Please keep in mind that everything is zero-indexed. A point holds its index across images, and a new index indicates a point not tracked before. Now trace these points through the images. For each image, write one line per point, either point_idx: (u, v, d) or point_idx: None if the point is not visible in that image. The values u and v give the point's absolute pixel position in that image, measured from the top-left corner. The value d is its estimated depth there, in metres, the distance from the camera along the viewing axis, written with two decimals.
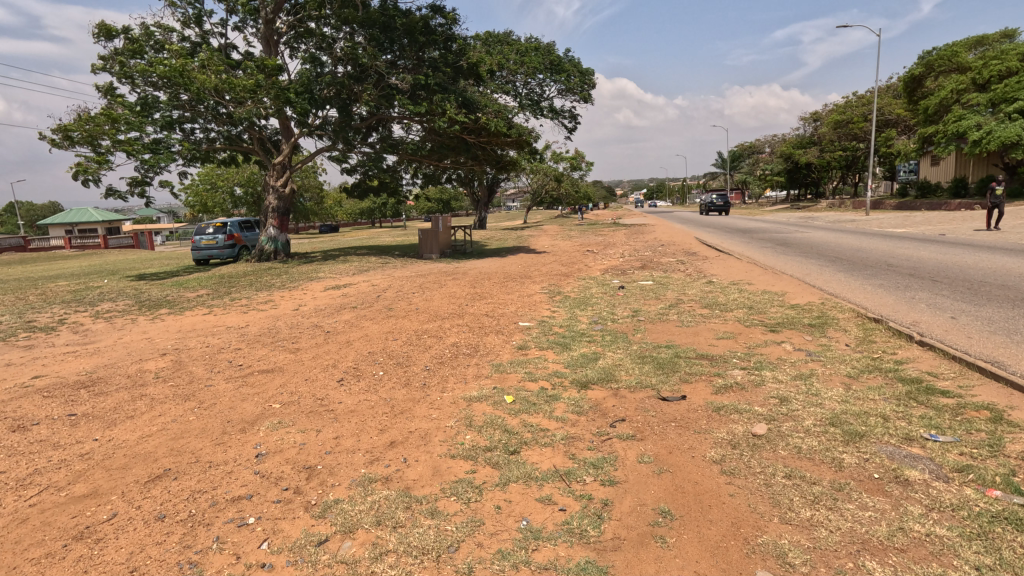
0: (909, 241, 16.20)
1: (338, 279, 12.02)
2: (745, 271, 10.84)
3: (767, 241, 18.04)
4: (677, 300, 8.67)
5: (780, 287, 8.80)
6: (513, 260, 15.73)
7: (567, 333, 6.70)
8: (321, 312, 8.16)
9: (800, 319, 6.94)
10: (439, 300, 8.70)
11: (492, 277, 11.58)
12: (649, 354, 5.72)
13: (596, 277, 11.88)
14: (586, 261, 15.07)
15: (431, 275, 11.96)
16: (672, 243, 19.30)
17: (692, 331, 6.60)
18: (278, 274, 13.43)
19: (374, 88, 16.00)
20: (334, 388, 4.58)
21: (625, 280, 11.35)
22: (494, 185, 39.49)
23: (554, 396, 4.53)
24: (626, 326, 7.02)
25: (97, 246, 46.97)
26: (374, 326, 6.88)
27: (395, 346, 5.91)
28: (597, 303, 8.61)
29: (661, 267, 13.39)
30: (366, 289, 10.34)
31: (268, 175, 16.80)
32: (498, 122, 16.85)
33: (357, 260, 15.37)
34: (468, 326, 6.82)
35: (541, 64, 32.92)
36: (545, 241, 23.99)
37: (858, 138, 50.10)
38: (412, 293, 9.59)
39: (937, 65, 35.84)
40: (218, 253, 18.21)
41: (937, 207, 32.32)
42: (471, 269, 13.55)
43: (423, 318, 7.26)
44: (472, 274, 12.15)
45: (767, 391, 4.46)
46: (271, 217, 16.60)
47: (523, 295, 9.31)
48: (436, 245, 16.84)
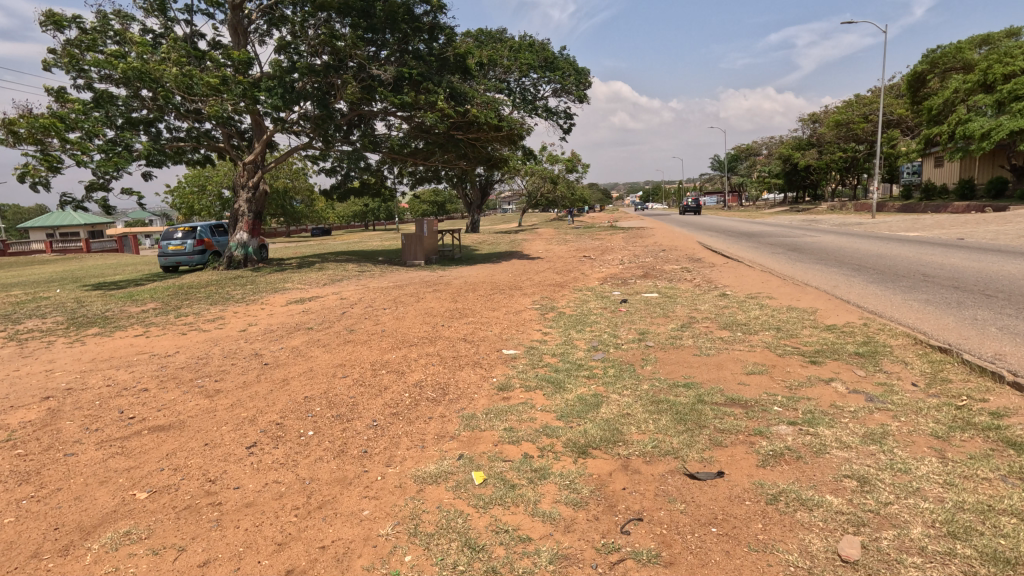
0: (930, 245, 15.08)
1: (306, 290, 10.76)
2: (761, 283, 9.63)
3: (776, 246, 16.89)
4: (690, 318, 7.45)
5: (808, 303, 7.60)
6: (503, 267, 14.50)
7: (560, 365, 5.46)
8: (271, 334, 6.91)
9: (843, 346, 5.72)
10: (412, 319, 7.45)
11: (478, 288, 10.35)
12: (664, 398, 4.49)
13: (594, 288, 10.67)
14: (583, 269, 13.86)
15: (410, 286, 10.73)
16: (674, 249, 18.12)
17: (714, 363, 5.38)
18: (243, 284, 12.18)
19: (353, 82, 14.54)
20: (236, 462, 3.30)
21: (626, 292, 10.13)
22: (487, 187, 38.24)
23: (541, 473, 3.27)
24: (632, 354, 5.79)
25: (78, 250, 45.37)
26: (324, 357, 5.60)
27: (342, 388, 4.64)
28: (596, 322, 7.39)
29: (665, 276, 12.19)
30: (332, 304, 9.08)
31: (239, 176, 15.52)
32: (487, 118, 15.63)
33: (333, 267, 14.11)
34: (439, 357, 5.55)
35: (534, 61, 31.74)
36: (539, 246, 22.78)
37: (859, 140, 49.13)
38: (383, 309, 8.35)
39: (942, 64, 34.84)
40: (187, 259, 16.93)
41: (944, 209, 31.26)
42: (456, 278, 12.32)
43: (386, 345, 6.00)
44: (455, 285, 10.91)
45: (835, 466, 3.22)
46: (241, 221, 15.30)
47: (510, 311, 8.08)
48: (420, 251, 15.62)
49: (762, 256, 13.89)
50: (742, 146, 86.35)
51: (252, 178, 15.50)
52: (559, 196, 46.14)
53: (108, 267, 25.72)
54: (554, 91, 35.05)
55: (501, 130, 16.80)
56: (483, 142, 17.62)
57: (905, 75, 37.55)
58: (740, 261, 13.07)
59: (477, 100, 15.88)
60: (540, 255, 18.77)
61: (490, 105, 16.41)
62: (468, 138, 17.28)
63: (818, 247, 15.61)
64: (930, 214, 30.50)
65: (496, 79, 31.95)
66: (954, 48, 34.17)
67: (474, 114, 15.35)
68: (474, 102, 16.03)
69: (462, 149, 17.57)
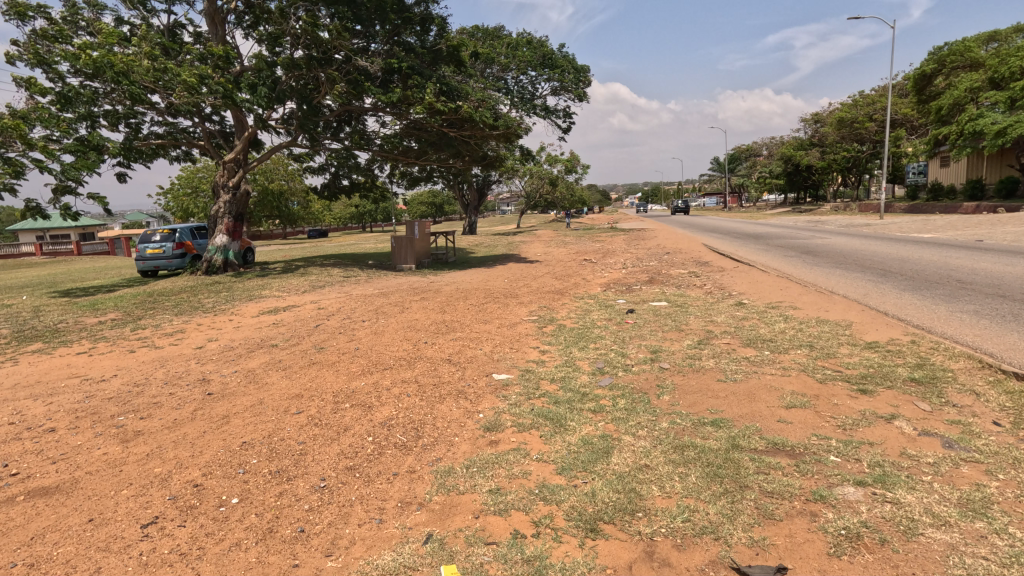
0: (950, 248, 14.26)
1: (284, 298, 9.92)
2: (781, 290, 8.79)
3: (788, 248, 16.05)
4: (707, 332, 6.61)
5: (839, 315, 6.76)
6: (499, 272, 13.67)
7: (562, 394, 4.60)
8: (230, 354, 6.03)
9: (894, 370, 4.87)
10: (394, 334, 6.59)
11: (470, 296, 9.51)
12: (690, 443, 3.61)
13: (597, 296, 9.82)
14: (584, 274, 13.02)
15: (397, 294, 9.88)
16: (680, 251, 17.30)
17: (745, 393, 4.50)
18: (218, 291, 11.34)
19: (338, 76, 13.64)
20: (118, 554, 2.41)
21: (632, 300, 9.30)
22: (484, 187, 37.40)
23: (536, 568, 2.39)
24: (646, 381, 4.93)
25: (70, 253, 44.53)
26: (282, 385, 4.72)
27: (291, 430, 3.75)
28: (602, 336, 6.53)
29: (673, 282, 11.35)
30: (309, 315, 8.23)
31: (219, 175, 14.64)
32: (482, 114, 14.77)
33: (317, 272, 13.27)
34: (418, 386, 4.67)
35: (532, 59, 30.90)
36: (537, 248, 21.97)
37: (863, 140, 48.37)
38: (363, 321, 7.50)
39: (950, 60, 34.02)
40: (166, 263, 16.09)
41: (953, 210, 30.47)
42: (448, 284, 11.48)
43: (358, 369, 5.12)
44: (447, 292, 10.07)
45: (937, 558, 2.35)
46: (221, 222, 14.38)
47: (505, 323, 7.23)
48: (412, 254, 14.76)
49: (775, 260, 13.07)
50: (743, 146, 85.64)
51: (233, 177, 14.62)
52: (558, 197, 45.31)
53: (91, 271, 24.86)
54: (553, 90, 34.21)
55: (497, 127, 15.93)
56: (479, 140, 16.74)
57: (912, 73, 36.77)
58: (752, 265, 12.26)
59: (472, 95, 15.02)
60: (538, 258, 17.94)
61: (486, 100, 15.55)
62: (463, 136, 16.44)
63: (831, 249, 14.77)
64: (939, 215, 29.69)
65: (493, 77, 31.13)
66: (962, 46, 33.39)
67: (469, 110, 14.50)
68: (468, 97, 15.15)
69: (457, 148, 16.72)
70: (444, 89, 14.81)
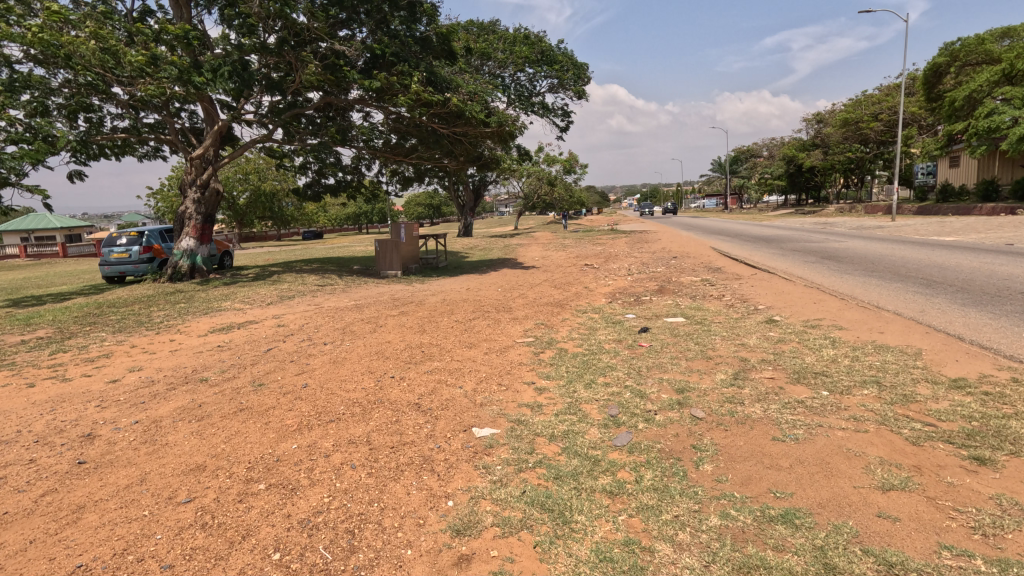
0: (985, 252, 13.08)
1: (246, 312, 8.70)
2: (816, 306, 7.60)
3: (806, 253, 14.86)
4: (741, 361, 5.39)
5: (901, 341, 5.55)
6: (492, 280, 12.49)
7: (564, 463, 3.36)
8: (144, 392, 4.77)
9: (1010, 425, 3.64)
10: (357, 364, 5.35)
11: (457, 310, 8.33)
12: (762, 566, 2.39)
13: (602, 309, 8.64)
14: (586, 281, 11.84)
15: (375, 306, 8.67)
16: (688, 256, 16.14)
17: (817, 463, 3.27)
18: (176, 302, 10.08)
19: (314, 62, 12.33)
20: None
21: (643, 315, 8.11)
22: (481, 188, 36.24)
23: None
24: (678, 441, 3.69)
25: (55, 254, 43.24)
26: (183, 449, 3.46)
27: (158, 544, 2.48)
28: (613, 367, 5.32)
29: (686, 292, 10.18)
30: (267, 334, 7.01)
31: (186, 173, 13.33)
32: (474, 106, 13.55)
33: (291, 279, 12.05)
34: (369, 452, 3.42)
35: (530, 54, 29.69)
36: (535, 252, 20.81)
37: (868, 140, 47.44)
38: (325, 345, 6.26)
39: (962, 56, 32.93)
40: (132, 269, 14.86)
41: (966, 211, 29.42)
42: (434, 294, 10.30)
43: (295, 421, 3.86)
44: (432, 305, 8.86)
45: None
46: (188, 224, 13.10)
47: (496, 348, 6.01)
48: (397, 259, 13.53)
49: (797, 266, 11.89)
50: (743, 147, 84.72)
51: (202, 175, 13.33)
52: (557, 198, 44.18)
53: (66, 275, 23.59)
54: (552, 88, 33.10)
55: (490, 123, 14.73)
56: (471, 137, 15.52)
57: (921, 70, 35.71)
58: (773, 273, 11.07)
59: (462, 86, 13.78)
60: (536, 263, 16.77)
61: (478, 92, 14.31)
62: (454, 132, 15.21)
63: (852, 254, 13.67)
64: (952, 216, 28.64)
65: (489, 74, 29.94)
66: (976, 40, 32.22)
67: (459, 102, 13.27)
68: (458, 88, 13.92)
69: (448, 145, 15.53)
70: (429, 78, 13.51)
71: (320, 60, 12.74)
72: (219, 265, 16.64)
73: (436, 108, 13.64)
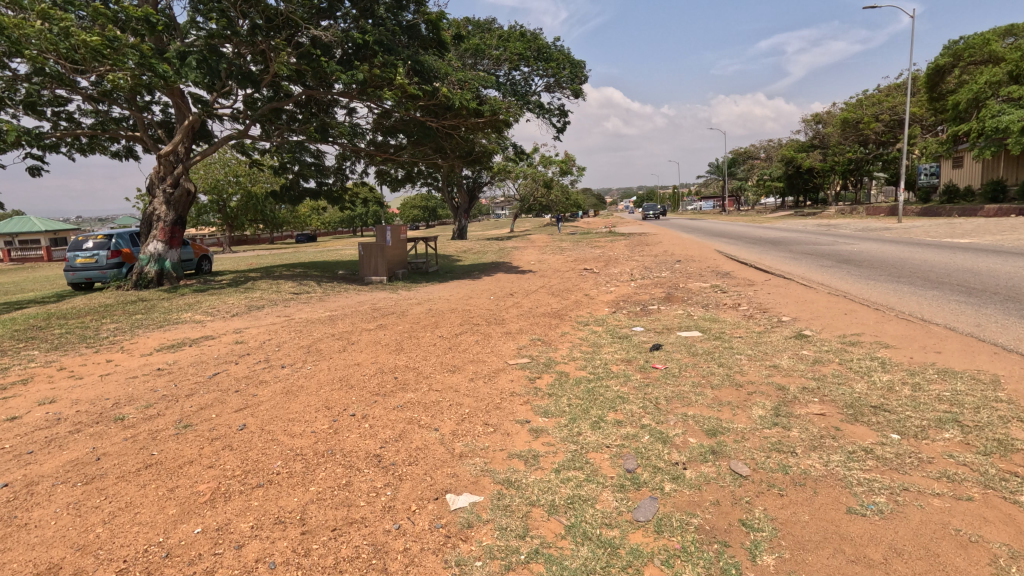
0: (1011, 255, 12.22)
1: (206, 325, 7.72)
2: (849, 318, 6.70)
3: (818, 256, 14.07)
4: (778, 390, 4.47)
5: (968, 365, 4.63)
6: (484, 286, 11.59)
7: (568, 556, 2.42)
8: (40, 436, 3.78)
9: None
10: (312, 396, 4.39)
11: (443, 323, 7.40)
12: None
13: (606, 321, 7.73)
14: (586, 288, 10.94)
15: (351, 318, 7.74)
16: (693, 259, 15.25)
17: (923, 556, 2.34)
18: (134, 312, 9.13)
19: (288, 49, 11.36)
20: None
21: (652, 329, 7.20)
22: (475, 190, 35.35)
23: None
24: (721, 515, 2.75)
25: (38, 258, 42.09)
26: (37, 538, 2.50)
27: None
28: (623, 400, 4.39)
29: (696, 300, 9.29)
30: (220, 353, 6.06)
31: (154, 173, 12.41)
32: (464, 99, 12.62)
33: (265, 286, 11.11)
34: (301, 539, 2.47)
35: (525, 51, 28.81)
36: (531, 255, 19.95)
37: (867, 141, 46.87)
38: (283, 367, 5.31)
39: (966, 55, 32.30)
40: (99, 274, 13.87)
41: (971, 212, 28.72)
42: (420, 303, 9.38)
43: (208, 487, 2.90)
44: (417, 316, 7.95)
45: None
46: (155, 227, 12.14)
47: (484, 370, 5.10)
48: (382, 264, 12.60)
49: (814, 271, 10.97)
50: (740, 149, 84.25)
51: (171, 174, 12.35)
52: (553, 201, 43.34)
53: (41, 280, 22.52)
54: (548, 87, 32.29)
55: (482, 118, 13.85)
56: (463, 132, 14.65)
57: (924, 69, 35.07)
58: (790, 278, 10.18)
59: (452, 77, 12.89)
60: (532, 267, 15.90)
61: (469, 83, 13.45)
62: (444, 127, 14.32)
63: (866, 257, 12.92)
64: (958, 217, 27.94)
65: (482, 72, 29.05)
66: (979, 39, 31.49)
67: (448, 93, 12.40)
68: (447, 79, 13.04)
69: (437, 141, 14.60)
70: (414, 68, 12.59)
71: (296, 48, 11.78)
72: (194, 267, 15.80)
73: (423, 100, 12.76)
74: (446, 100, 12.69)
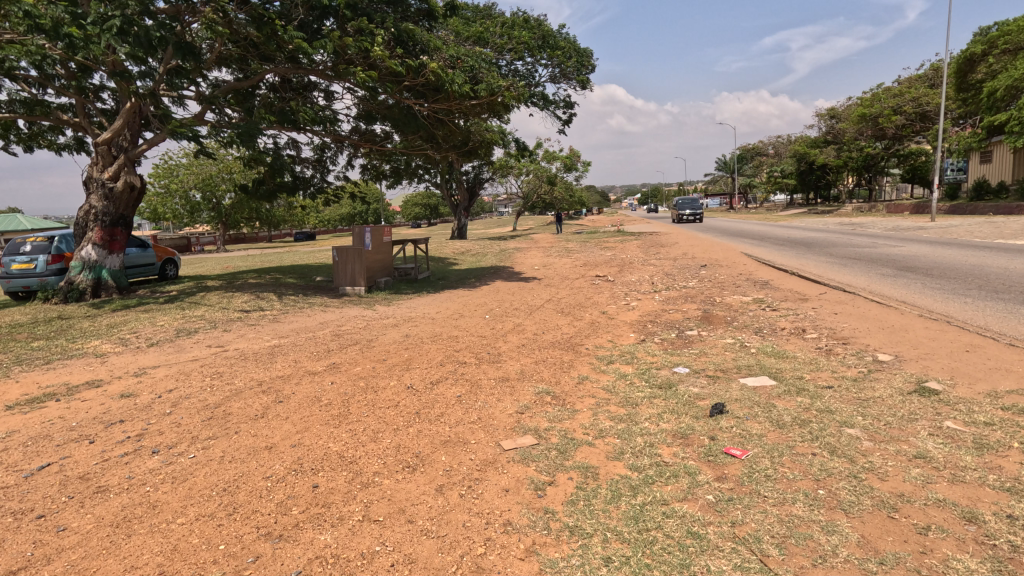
0: None
1: (107, 361, 5.85)
2: (985, 360, 4.80)
3: (870, 260, 12.12)
4: (971, 527, 2.55)
5: None
6: (481, 300, 9.75)
7: None
8: None
9: None
10: (153, 539, 2.49)
11: (420, 360, 5.53)
12: None
13: (637, 357, 5.86)
14: (603, 303, 9.07)
15: (298, 353, 5.87)
16: (720, 265, 13.36)
17: None
18: (37, 337, 7.28)
19: (234, 9, 9.38)
20: None
21: (701, 371, 5.31)
22: (476, 187, 33.47)
23: None
24: None
25: None
26: None
27: None
28: (701, 546, 2.49)
29: (744, 323, 7.41)
30: (83, 417, 4.17)
31: (92, 164, 10.56)
32: (457, 75, 10.70)
33: (216, 300, 9.28)
34: None
35: (530, 39, 26.88)
36: (534, 258, 18.03)
37: (885, 136, 44.82)
38: (152, 456, 3.39)
39: (1003, 42, 30.10)
40: (40, 283, 11.96)
41: (1009, 210, 26.73)
42: (398, 326, 7.53)
43: None
44: (387, 348, 6.08)
45: None
46: (91, 229, 10.30)
47: (465, 468, 3.19)
48: (359, 271, 10.74)
49: (880, 282, 9.04)
50: (748, 145, 82.14)
51: (111, 166, 10.50)
52: (557, 198, 41.51)
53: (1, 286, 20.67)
54: (553, 78, 30.32)
55: (478, 100, 11.94)
56: (457, 117, 12.75)
57: (952, 58, 32.94)
58: (858, 293, 8.24)
59: (442, 50, 10.99)
60: (535, 273, 14.01)
61: (462, 59, 11.56)
62: (435, 111, 12.43)
63: (929, 263, 10.99)
64: (995, 216, 25.98)
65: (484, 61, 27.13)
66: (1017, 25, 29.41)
67: (436, 68, 10.50)
68: (436, 53, 11.13)
69: (425, 127, 12.69)
70: (396, 39, 10.68)
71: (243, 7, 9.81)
72: (157, 272, 14.92)
73: (408, 77, 10.88)
74: (435, 77, 10.78)
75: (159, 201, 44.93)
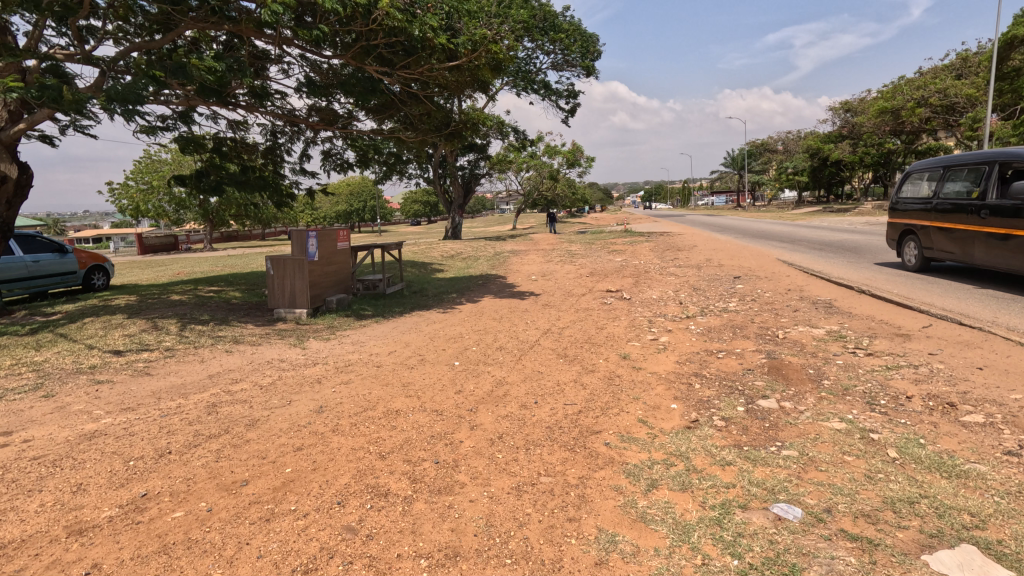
0: None
1: None
2: None
3: (956, 272, 9.54)
4: None
5: None
6: (456, 331, 7.26)
7: None
8: None
9: None
10: None
11: (308, 490, 3.01)
12: None
13: (695, 470, 3.35)
14: (622, 339, 6.58)
15: (105, 459, 3.36)
16: (760, 278, 10.86)
17: None
18: None
19: None
20: None
21: (830, 520, 2.80)
22: (472, 183, 30.94)
23: None
24: None
25: None
26: None
27: None
28: None
29: (841, 384, 4.89)
30: None
31: None
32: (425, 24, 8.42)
33: (97, 330, 6.84)
34: None
35: (530, 21, 24.42)
36: (532, 264, 15.54)
37: (906, 131, 42.18)
38: None
39: None
40: None
41: None
42: (321, 386, 5.06)
43: None
44: (269, 444, 3.57)
45: None
46: None
47: None
48: (299, 289, 8.27)
49: (1012, 312, 6.45)
50: (756, 140, 79.58)
51: None
52: (560, 196, 39.01)
53: None
54: (555, 66, 27.88)
55: (457, 60, 9.43)
56: (434, 90, 10.26)
57: (989, 43, 30.31)
58: (995, 333, 5.67)
59: None
60: (531, 286, 11.55)
61: (432, 4, 9.16)
62: (406, 83, 10.04)
63: None
64: None
65: None
66: None
67: (387, 8, 8.10)
68: None
69: (385, 94, 10.19)
70: None
71: None
72: (80, 281, 12.54)
73: (356, 23, 8.47)
74: (393, 22, 8.39)
75: (142, 197, 42.41)
